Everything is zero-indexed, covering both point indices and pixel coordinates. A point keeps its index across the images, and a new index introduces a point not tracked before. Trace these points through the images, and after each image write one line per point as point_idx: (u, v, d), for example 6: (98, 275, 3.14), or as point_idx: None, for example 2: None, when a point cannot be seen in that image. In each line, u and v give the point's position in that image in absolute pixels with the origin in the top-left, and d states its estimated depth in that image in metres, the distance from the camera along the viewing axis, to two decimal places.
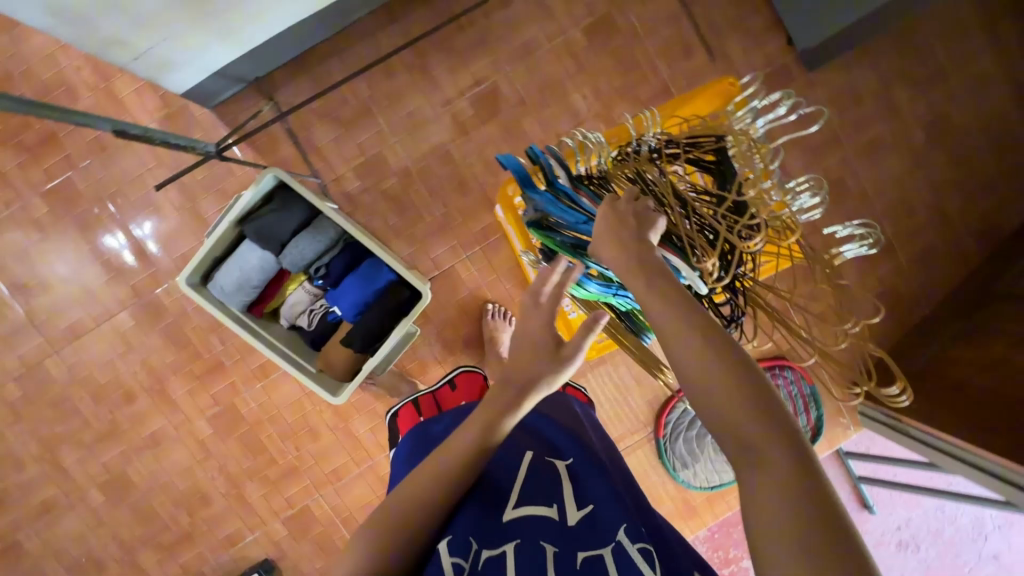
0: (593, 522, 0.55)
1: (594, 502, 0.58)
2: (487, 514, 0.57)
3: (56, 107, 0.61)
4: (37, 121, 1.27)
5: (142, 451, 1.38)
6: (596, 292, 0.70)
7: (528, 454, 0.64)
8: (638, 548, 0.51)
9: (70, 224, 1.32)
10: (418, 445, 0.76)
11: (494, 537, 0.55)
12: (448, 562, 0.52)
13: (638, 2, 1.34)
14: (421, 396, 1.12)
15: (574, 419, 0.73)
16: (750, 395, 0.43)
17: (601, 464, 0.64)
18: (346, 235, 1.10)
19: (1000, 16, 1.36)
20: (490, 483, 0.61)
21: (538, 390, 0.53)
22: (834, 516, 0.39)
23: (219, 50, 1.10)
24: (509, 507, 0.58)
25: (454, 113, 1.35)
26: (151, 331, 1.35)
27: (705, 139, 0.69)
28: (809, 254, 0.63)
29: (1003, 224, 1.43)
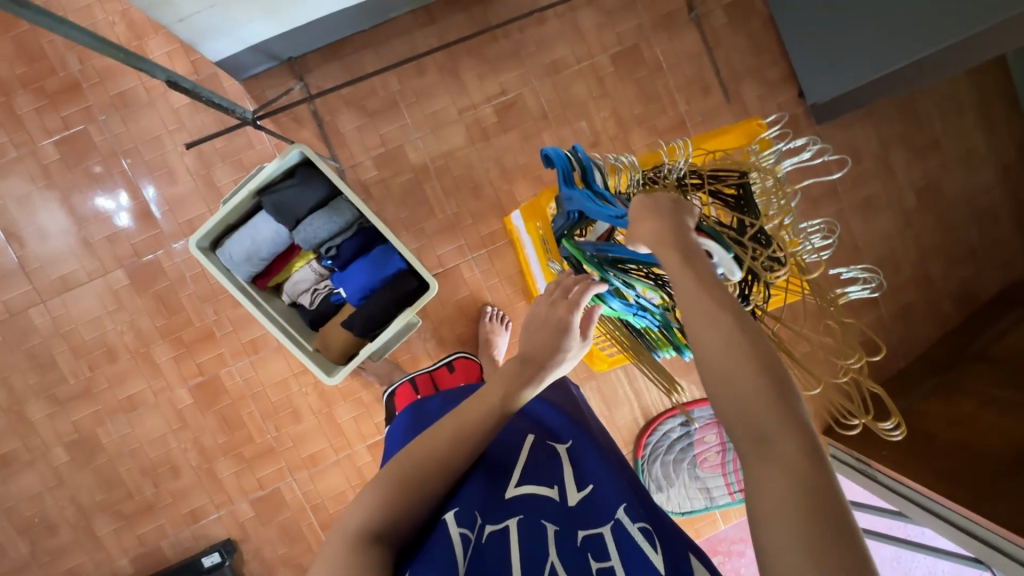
0: (591, 503, 0.59)
1: (593, 483, 0.61)
2: (490, 491, 0.60)
3: (123, 50, 0.66)
4: (62, 69, 1.27)
5: (116, 414, 1.35)
6: (619, 309, 0.74)
7: (529, 438, 0.66)
8: (639, 528, 0.54)
9: (79, 175, 1.31)
10: (415, 421, 0.75)
11: (498, 515, 0.58)
12: (456, 532, 0.54)
13: (665, 38, 1.41)
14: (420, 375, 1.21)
15: (571, 401, 0.75)
16: (771, 392, 0.45)
17: (600, 446, 0.66)
18: (361, 219, 1.12)
19: (993, 98, 1.46)
20: (491, 462, 0.63)
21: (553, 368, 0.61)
22: (837, 510, 0.40)
23: (261, 25, 1.12)
24: (511, 486, 0.61)
25: (478, 117, 1.39)
26: (144, 292, 1.33)
27: (729, 174, 0.72)
28: (816, 290, 0.66)
29: (978, 292, 1.51)
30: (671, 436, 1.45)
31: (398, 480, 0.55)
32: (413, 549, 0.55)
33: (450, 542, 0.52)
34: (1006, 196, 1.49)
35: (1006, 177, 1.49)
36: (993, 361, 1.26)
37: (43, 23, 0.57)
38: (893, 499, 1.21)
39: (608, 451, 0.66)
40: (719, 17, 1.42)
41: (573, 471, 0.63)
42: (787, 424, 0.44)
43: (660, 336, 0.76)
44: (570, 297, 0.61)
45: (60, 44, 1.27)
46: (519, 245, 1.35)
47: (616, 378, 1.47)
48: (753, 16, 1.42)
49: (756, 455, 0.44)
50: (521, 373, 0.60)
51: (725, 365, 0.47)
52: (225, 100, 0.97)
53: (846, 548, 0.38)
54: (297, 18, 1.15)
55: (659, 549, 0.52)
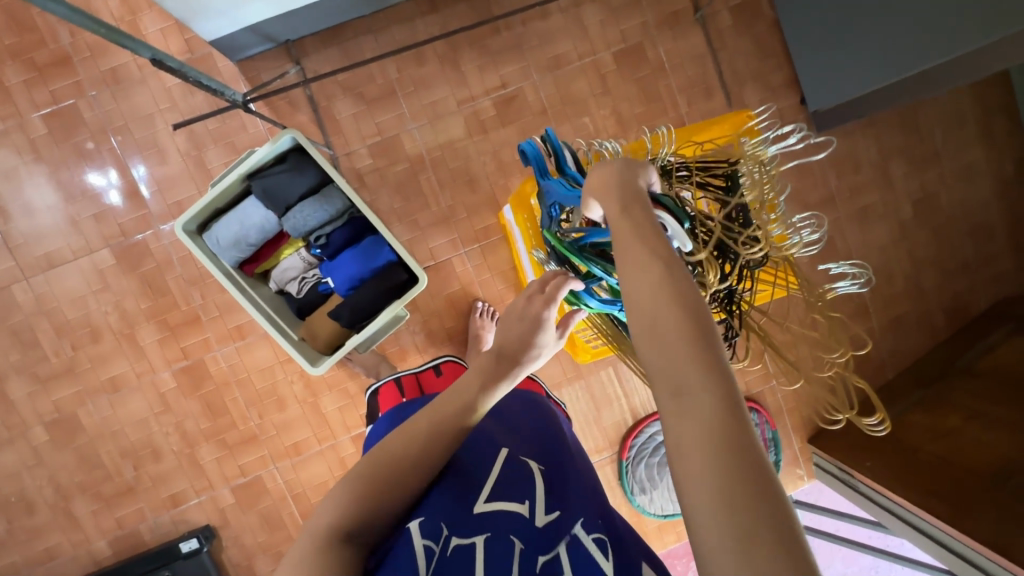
0: (558, 528, 0.56)
1: (561, 509, 0.58)
2: (459, 505, 0.57)
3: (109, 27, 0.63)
4: (53, 41, 1.24)
5: (98, 395, 1.33)
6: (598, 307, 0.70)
7: (503, 451, 0.64)
8: (593, 538, 0.54)
9: (67, 150, 1.28)
10: (393, 421, 0.74)
11: (465, 526, 0.55)
12: (420, 543, 0.52)
13: (669, 38, 1.39)
14: (404, 375, 1.14)
15: (548, 416, 0.74)
16: (687, 341, 0.41)
17: (572, 471, 0.65)
18: (351, 208, 1.10)
19: (995, 113, 1.45)
20: (460, 472, 0.61)
21: (522, 363, 0.59)
22: (754, 473, 0.36)
23: (257, 6, 1.09)
24: (480, 500, 0.58)
25: (476, 110, 1.37)
26: (130, 273, 1.31)
27: (718, 166, 0.71)
28: (805, 284, 0.65)
29: (970, 306, 1.51)
30: (656, 439, 1.45)
31: (371, 479, 0.54)
32: (381, 551, 0.53)
33: (418, 552, 0.51)
34: (1003, 212, 1.49)
35: (1004, 193, 1.48)
36: (981, 377, 1.26)
37: None
38: (875, 511, 1.22)
39: (582, 474, 0.65)
40: (724, 19, 1.40)
41: (545, 491, 0.60)
42: (711, 380, 0.39)
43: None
44: (546, 291, 0.59)
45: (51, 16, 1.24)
46: (512, 241, 1.33)
47: (605, 379, 1.46)
48: (758, 19, 1.40)
49: (677, 409, 0.39)
50: (497, 368, 0.59)
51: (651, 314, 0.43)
52: (216, 81, 0.95)
53: (771, 511, 0.34)
54: (293, 1, 1.13)
55: (610, 559, 0.53)
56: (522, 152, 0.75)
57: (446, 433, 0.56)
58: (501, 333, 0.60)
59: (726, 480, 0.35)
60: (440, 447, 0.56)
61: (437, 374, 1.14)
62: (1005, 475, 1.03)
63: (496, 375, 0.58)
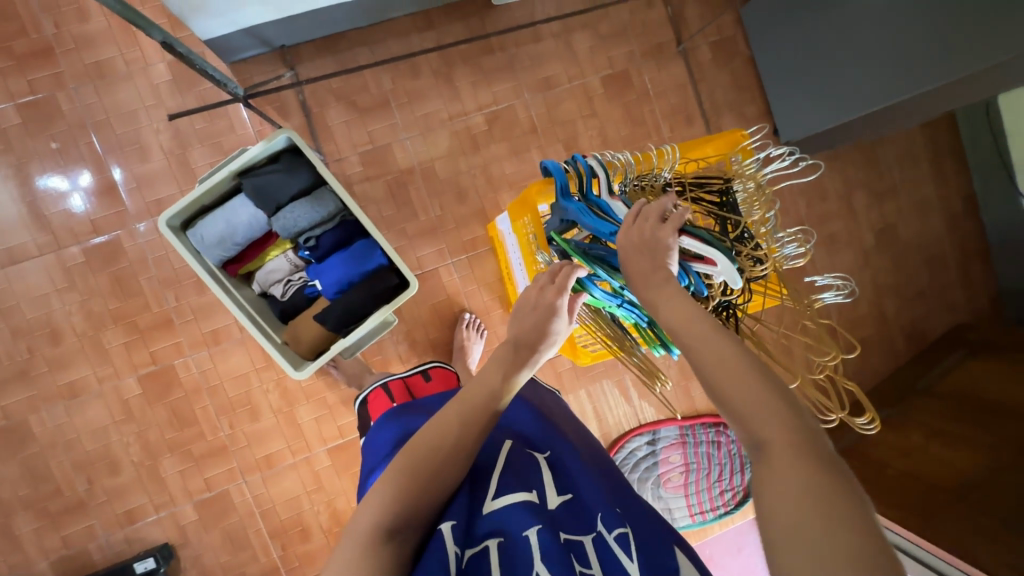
0: (571, 509, 0.58)
1: (573, 492, 0.60)
2: (472, 507, 0.57)
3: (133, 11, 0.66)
4: (35, 31, 1.21)
5: (53, 401, 1.25)
6: (601, 299, 0.73)
7: (506, 445, 0.64)
8: (616, 536, 0.54)
9: (41, 143, 1.23)
10: (403, 410, 0.76)
11: (477, 534, 0.54)
12: (451, 549, 0.51)
13: (654, 67, 1.47)
14: (391, 380, 1.10)
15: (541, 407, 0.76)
16: (755, 385, 0.44)
17: (574, 454, 0.67)
18: (343, 212, 1.09)
19: (945, 153, 1.58)
20: (471, 475, 0.61)
21: (538, 350, 0.61)
22: (830, 505, 0.37)
23: (257, 10, 1.10)
24: (489, 498, 0.57)
25: (469, 125, 1.40)
26: (100, 272, 1.25)
27: (713, 181, 0.74)
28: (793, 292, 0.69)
29: (926, 331, 1.61)
30: (637, 454, 1.46)
31: (401, 478, 0.53)
32: (419, 550, 0.53)
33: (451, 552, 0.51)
34: (953, 244, 1.61)
35: (954, 226, 1.60)
36: (939, 396, 1.33)
37: None
38: None
39: (579, 455, 0.67)
40: (704, 53, 1.49)
41: (554, 478, 0.61)
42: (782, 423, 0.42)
43: (650, 333, 0.74)
44: (557, 281, 0.62)
45: (34, 6, 1.21)
46: (501, 253, 1.35)
47: (587, 394, 1.46)
48: (735, 55, 1.50)
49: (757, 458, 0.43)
50: (515, 357, 0.59)
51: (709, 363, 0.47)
52: (220, 75, 0.97)
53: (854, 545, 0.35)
54: (292, 7, 1.14)
55: (634, 558, 0.52)
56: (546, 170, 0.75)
57: (470, 424, 0.56)
58: (514, 328, 0.61)
59: (800, 515, 0.37)
60: (467, 440, 0.55)
61: (426, 378, 1.11)
62: (969, 487, 1.08)
63: (504, 358, 0.59)
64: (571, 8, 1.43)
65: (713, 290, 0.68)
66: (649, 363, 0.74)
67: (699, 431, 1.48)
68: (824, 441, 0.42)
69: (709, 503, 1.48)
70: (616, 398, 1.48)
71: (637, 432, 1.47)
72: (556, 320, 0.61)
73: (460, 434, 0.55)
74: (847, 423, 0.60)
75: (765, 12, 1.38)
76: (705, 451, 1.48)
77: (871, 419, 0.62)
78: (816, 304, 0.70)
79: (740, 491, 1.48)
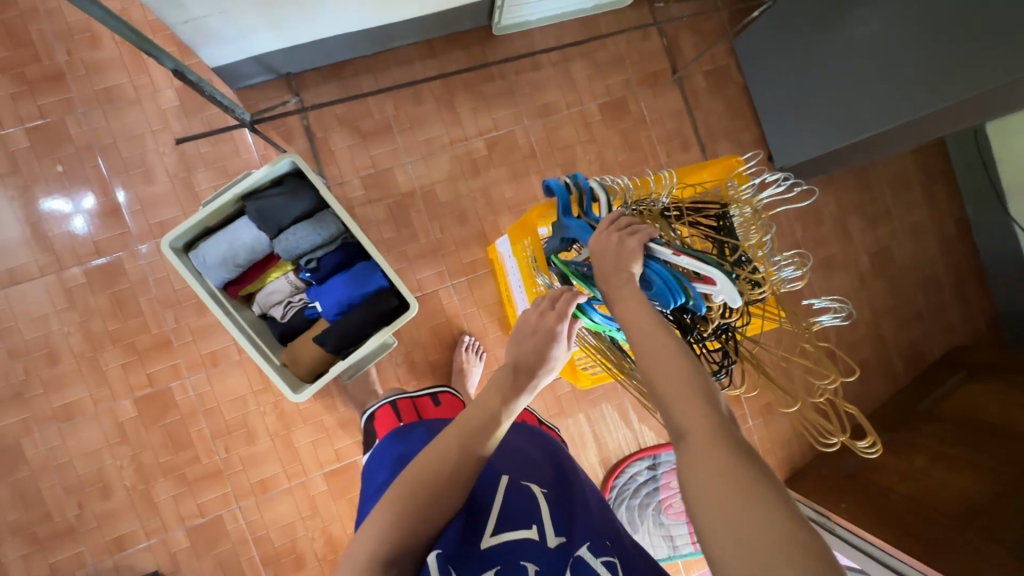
0: (568, 549, 0.57)
1: (570, 530, 0.59)
2: (467, 540, 0.57)
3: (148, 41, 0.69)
4: (48, 58, 1.24)
5: (47, 423, 1.23)
6: (600, 322, 0.74)
7: (503, 479, 0.63)
8: (602, 562, 0.54)
9: (48, 165, 1.25)
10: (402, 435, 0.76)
11: (472, 565, 0.55)
12: None
13: (650, 95, 1.50)
14: (399, 398, 1.09)
15: (541, 437, 0.75)
16: (685, 385, 0.46)
17: (574, 491, 0.65)
18: (345, 234, 1.10)
19: (936, 178, 1.61)
20: (467, 509, 0.60)
21: (538, 376, 0.61)
22: (747, 491, 0.39)
23: (265, 37, 1.14)
24: (487, 534, 0.57)
25: (469, 149, 1.42)
26: (100, 292, 1.26)
27: (710, 206, 0.75)
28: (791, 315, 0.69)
29: (925, 354, 1.61)
30: (637, 479, 1.44)
31: (402, 504, 0.53)
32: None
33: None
34: (948, 267, 1.62)
35: (948, 249, 1.62)
36: (940, 420, 1.33)
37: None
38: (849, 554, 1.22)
39: (583, 491, 0.66)
40: (699, 81, 1.53)
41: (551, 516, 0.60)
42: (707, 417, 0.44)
43: None
44: (557, 306, 0.62)
45: (48, 34, 1.25)
46: (500, 275, 1.36)
47: (586, 418, 1.45)
48: (729, 84, 1.54)
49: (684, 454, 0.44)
50: (514, 380, 0.59)
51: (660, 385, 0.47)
52: (227, 100, 1.00)
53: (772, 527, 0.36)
54: (299, 35, 1.18)
55: None
56: (548, 187, 0.74)
57: (469, 451, 0.55)
58: (516, 351, 0.61)
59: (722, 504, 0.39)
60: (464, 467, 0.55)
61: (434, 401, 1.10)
62: (973, 513, 1.07)
63: (502, 383, 0.59)
64: (570, 38, 1.47)
65: (711, 311, 0.68)
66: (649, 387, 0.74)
67: None
68: (745, 434, 0.44)
69: None
70: (616, 422, 1.47)
71: (637, 457, 1.45)
72: (555, 346, 0.62)
73: (458, 462, 0.55)
74: (850, 448, 0.60)
75: (758, 42, 1.43)
76: None
77: (874, 443, 0.62)
78: (814, 327, 0.71)
79: None
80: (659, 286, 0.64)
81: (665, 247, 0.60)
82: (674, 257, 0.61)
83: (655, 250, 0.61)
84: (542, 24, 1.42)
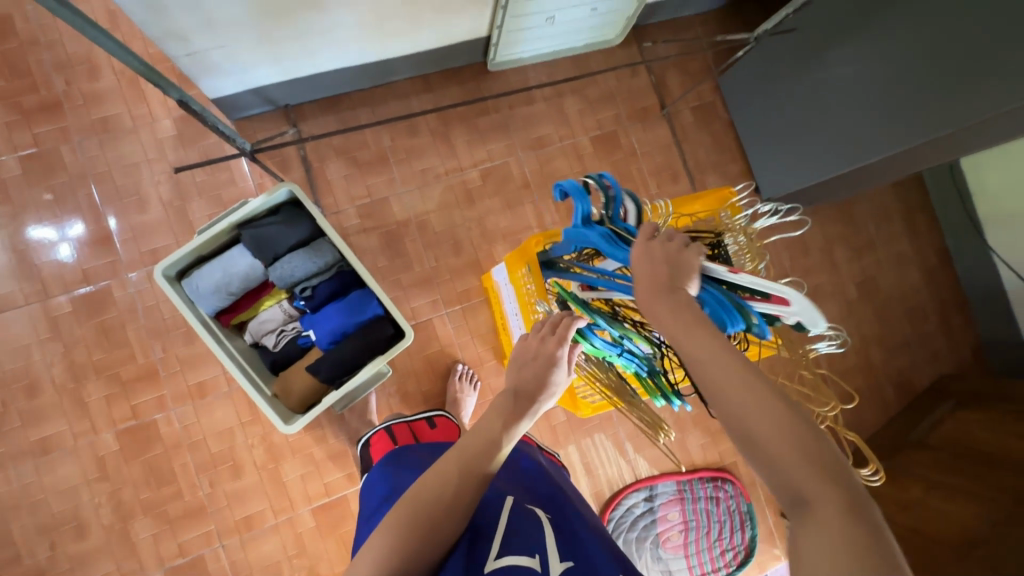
0: None
1: (574, 560, 0.57)
2: (469, 565, 0.54)
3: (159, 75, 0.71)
4: (46, 88, 1.25)
5: (23, 458, 1.18)
6: (602, 347, 0.74)
7: (507, 499, 0.63)
8: None
9: (40, 194, 1.24)
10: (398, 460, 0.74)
11: None
12: None
13: (640, 129, 1.55)
14: (396, 424, 1.06)
15: (541, 468, 0.74)
16: (805, 457, 0.45)
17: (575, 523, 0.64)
18: (341, 262, 1.11)
19: (916, 210, 1.67)
20: (468, 533, 0.58)
21: (539, 402, 0.61)
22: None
23: (266, 70, 1.18)
24: (491, 557, 0.54)
25: (464, 180, 1.45)
26: (86, 322, 1.23)
27: (705, 235, 0.77)
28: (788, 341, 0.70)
29: (914, 381, 1.63)
30: (635, 512, 1.41)
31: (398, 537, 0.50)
32: None
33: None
34: (932, 296, 1.66)
35: (932, 279, 1.66)
36: (934, 448, 1.33)
37: (79, 27, 0.62)
38: None
39: (584, 522, 0.65)
40: (686, 117, 1.58)
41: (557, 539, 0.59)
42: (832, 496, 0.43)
43: (650, 382, 0.76)
44: (558, 331, 0.61)
45: (48, 65, 1.26)
46: (495, 304, 1.36)
47: (583, 449, 1.43)
48: (716, 119, 1.60)
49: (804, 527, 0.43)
50: (515, 406, 0.59)
51: (760, 429, 0.46)
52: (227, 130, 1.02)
53: None
54: (299, 67, 1.22)
55: None
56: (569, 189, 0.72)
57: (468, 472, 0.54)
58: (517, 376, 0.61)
59: None
60: (462, 489, 0.54)
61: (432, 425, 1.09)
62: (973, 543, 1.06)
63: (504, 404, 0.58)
64: (562, 75, 1.52)
65: None
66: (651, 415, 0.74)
67: (696, 486, 1.45)
68: (869, 508, 0.43)
69: (710, 564, 1.42)
70: (612, 452, 1.45)
71: (633, 488, 1.43)
72: (558, 371, 0.61)
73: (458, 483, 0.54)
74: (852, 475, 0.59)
75: (741, 81, 1.50)
76: (704, 507, 1.45)
77: (875, 470, 0.61)
78: (811, 354, 0.71)
79: (740, 550, 1.45)
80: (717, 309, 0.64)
81: (719, 264, 0.62)
82: (731, 275, 0.61)
83: (711, 270, 0.62)
84: (536, 61, 1.47)
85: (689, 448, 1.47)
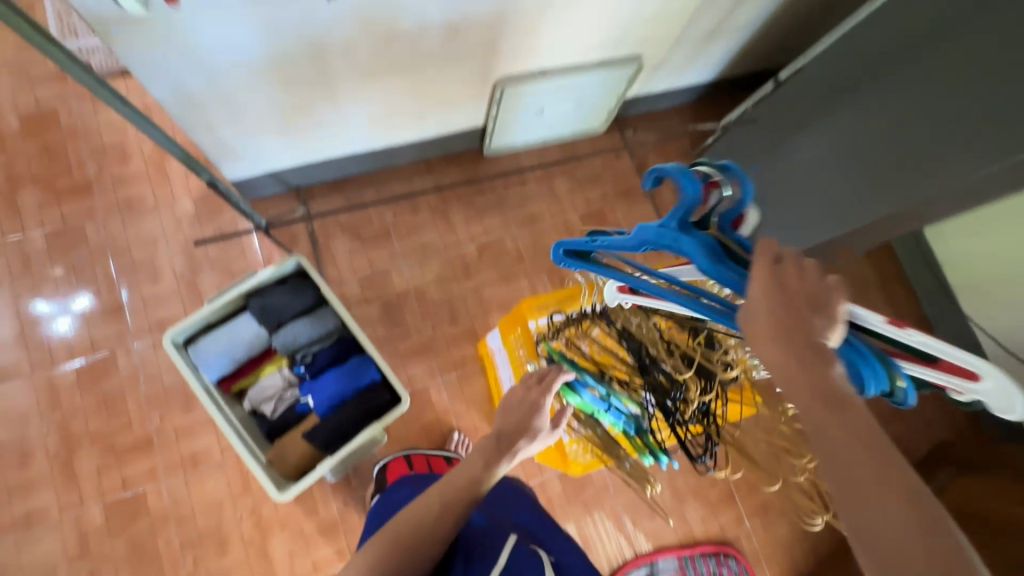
0: None
1: None
2: None
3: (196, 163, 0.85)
4: (80, 172, 1.37)
5: (5, 533, 1.15)
6: (590, 402, 0.77)
7: (511, 537, 0.66)
8: None
9: (59, 267, 1.31)
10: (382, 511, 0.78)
11: None
12: None
13: (625, 206, 1.67)
14: (414, 453, 1.26)
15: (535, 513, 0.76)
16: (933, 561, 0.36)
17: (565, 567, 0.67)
18: (342, 329, 1.15)
19: (892, 279, 1.75)
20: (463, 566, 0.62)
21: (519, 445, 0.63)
22: None
23: (283, 156, 1.31)
24: None
25: (461, 253, 1.53)
26: (88, 390, 1.25)
27: None
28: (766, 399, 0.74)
29: (911, 449, 1.62)
30: None
31: None
32: None
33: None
34: None
35: None
36: None
37: (135, 120, 0.77)
38: None
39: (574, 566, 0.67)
40: (668, 195, 1.71)
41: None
42: None
43: (638, 439, 0.79)
44: (543, 383, 0.66)
45: (84, 152, 1.39)
46: (490, 371, 1.38)
47: (580, 522, 1.39)
48: None
49: None
50: (497, 447, 0.62)
51: (913, 570, 0.37)
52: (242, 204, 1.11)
53: None
54: (313, 153, 1.35)
55: None
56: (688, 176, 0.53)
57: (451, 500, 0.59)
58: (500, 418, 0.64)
59: None
60: (444, 515, 0.58)
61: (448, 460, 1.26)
62: None
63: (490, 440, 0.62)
64: (552, 159, 1.66)
65: (691, 393, 0.72)
66: (639, 468, 0.78)
67: (698, 562, 1.40)
68: None
69: None
70: (610, 526, 1.41)
71: (633, 565, 1.38)
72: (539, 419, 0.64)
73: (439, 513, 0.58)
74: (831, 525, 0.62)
75: None
76: None
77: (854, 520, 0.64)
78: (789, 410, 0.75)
79: None
80: (863, 369, 0.52)
81: (875, 312, 0.51)
82: (889, 326, 0.51)
83: (862, 318, 0.51)
84: (528, 147, 1.61)
85: (689, 520, 1.44)
